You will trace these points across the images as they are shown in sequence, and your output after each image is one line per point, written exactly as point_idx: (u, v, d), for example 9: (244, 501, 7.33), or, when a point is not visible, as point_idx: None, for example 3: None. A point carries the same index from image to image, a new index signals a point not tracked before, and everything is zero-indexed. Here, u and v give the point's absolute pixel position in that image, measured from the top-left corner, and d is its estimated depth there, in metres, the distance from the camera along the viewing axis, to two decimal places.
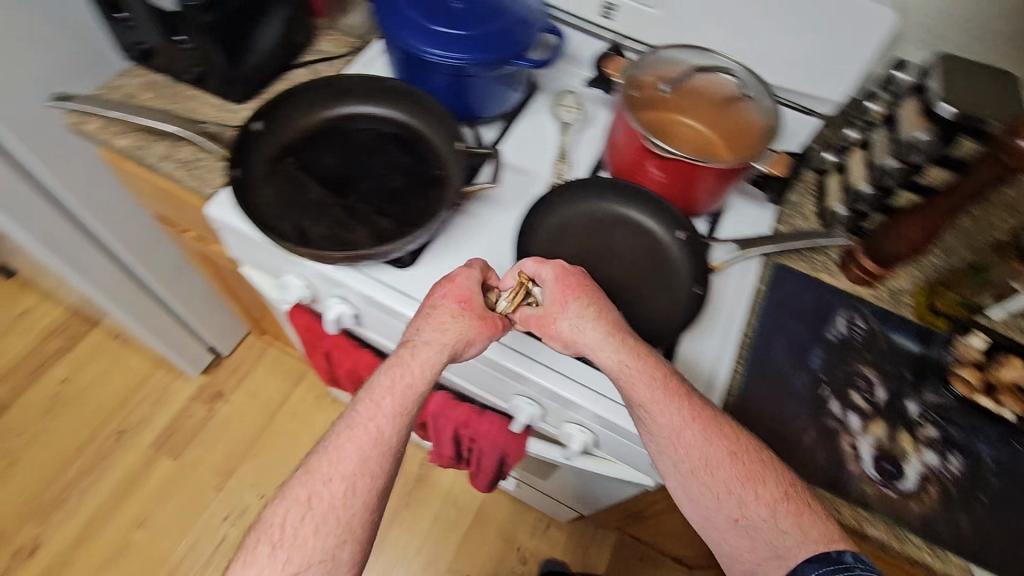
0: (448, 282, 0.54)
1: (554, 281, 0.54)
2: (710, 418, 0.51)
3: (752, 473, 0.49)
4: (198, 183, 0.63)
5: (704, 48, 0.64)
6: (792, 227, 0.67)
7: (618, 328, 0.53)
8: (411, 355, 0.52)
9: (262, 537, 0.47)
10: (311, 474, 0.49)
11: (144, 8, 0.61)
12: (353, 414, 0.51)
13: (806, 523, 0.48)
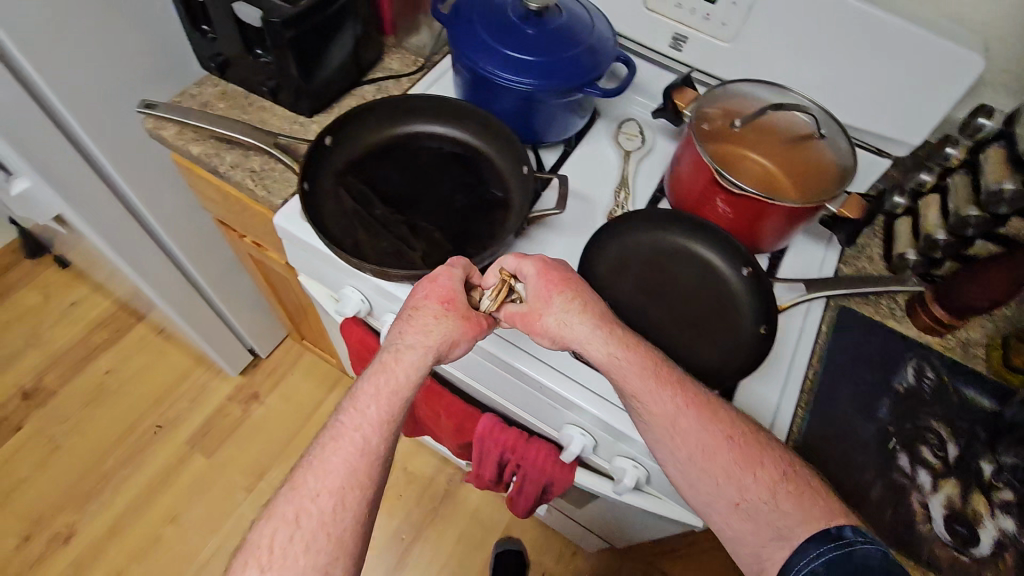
0: (429, 281, 0.52)
1: (535, 278, 0.54)
2: (705, 408, 0.50)
3: (746, 455, 0.49)
4: (268, 193, 0.64)
5: (776, 85, 0.64)
6: (856, 268, 0.67)
7: (604, 319, 0.52)
8: (394, 360, 0.49)
9: (250, 560, 0.44)
10: (296, 490, 0.46)
11: (227, 22, 0.63)
12: (335, 423, 0.48)
13: (808, 501, 0.47)
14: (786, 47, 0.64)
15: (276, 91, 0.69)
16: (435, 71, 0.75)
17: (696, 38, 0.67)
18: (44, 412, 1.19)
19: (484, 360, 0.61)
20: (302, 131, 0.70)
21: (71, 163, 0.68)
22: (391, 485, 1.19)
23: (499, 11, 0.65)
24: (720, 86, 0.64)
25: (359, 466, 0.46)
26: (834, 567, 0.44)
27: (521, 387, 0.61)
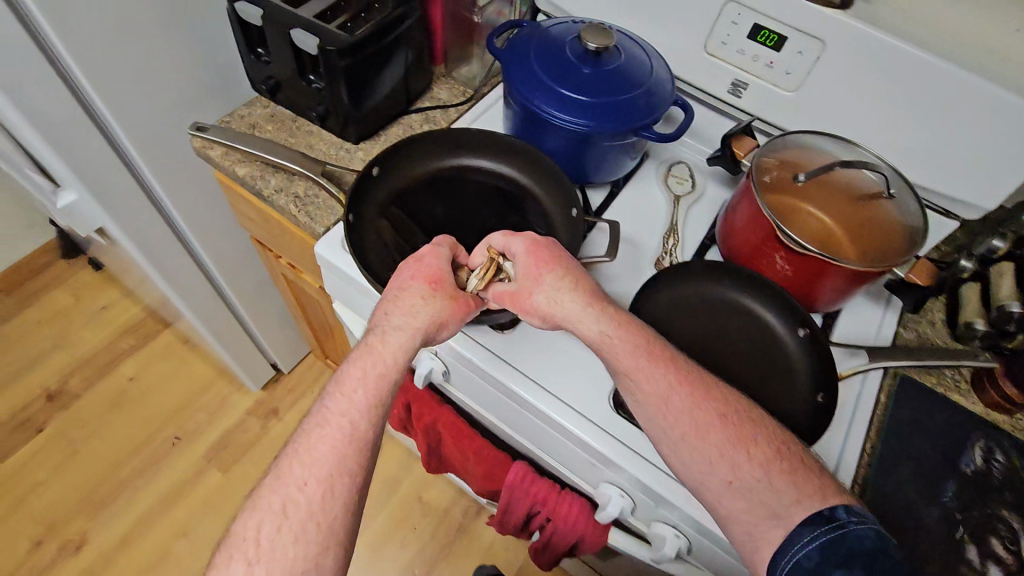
0: (415, 263, 0.52)
1: (524, 255, 0.52)
2: (697, 391, 0.48)
3: (738, 433, 0.46)
4: (311, 220, 0.63)
5: (842, 140, 0.62)
6: (918, 333, 0.64)
7: (594, 297, 0.51)
8: (381, 342, 0.49)
9: (235, 554, 0.41)
10: (283, 479, 0.43)
11: (284, 48, 0.63)
12: (321, 406, 0.46)
13: (801, 480, 0.44)
14: (853, 100, 0.62)
15: (325, 117, 0.68)
16: (484, 103, 0.74)
17: (757, 86, 0.66)
18: (67, 415, 1.19)
19: (521, 408, 0.58)
20: (347, 158, 0.69)
21: (118, 178, 0.68)
22: (404, 513, 1.16)
23: (555, 48, 0.63)
24: (782, 137, 0.63)
25: (345, 449, 0.45)
26: (828, 552, 0.41)
27: (558, 438, 0.58)
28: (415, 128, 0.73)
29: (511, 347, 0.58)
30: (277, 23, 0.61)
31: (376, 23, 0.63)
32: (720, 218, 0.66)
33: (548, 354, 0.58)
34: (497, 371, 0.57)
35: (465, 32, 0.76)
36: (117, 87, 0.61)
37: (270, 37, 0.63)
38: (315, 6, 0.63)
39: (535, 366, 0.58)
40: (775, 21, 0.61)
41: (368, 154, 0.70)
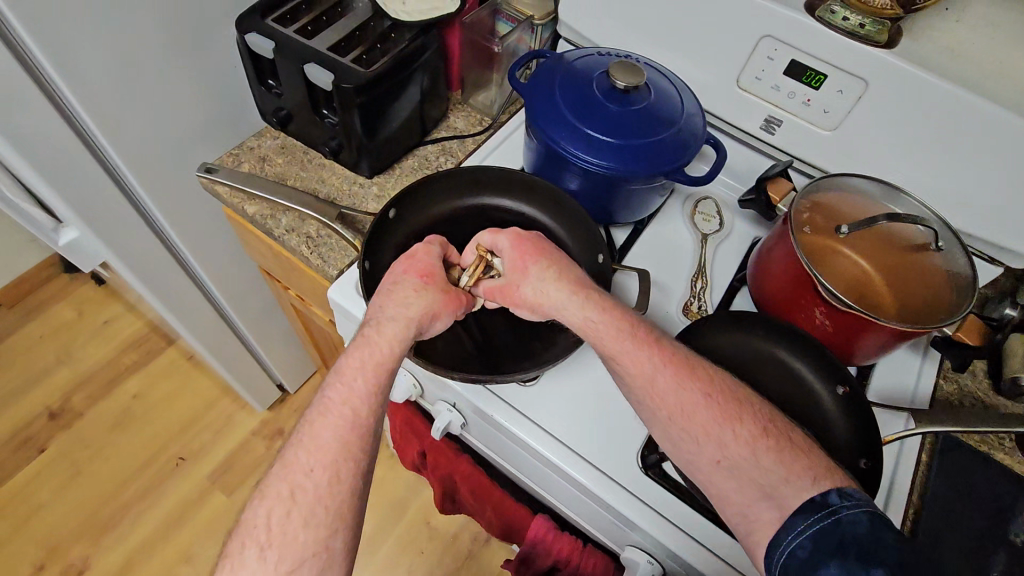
0: (407, 259, 0.53)
1: (511, 251, 0.54)
2: (683, 373, 0.47)
3: (722, 412, 0.45)
4: (323, 263, 0.60)
5: (885, 185, 0.59)
6: (958, 386, 0.62)
7: (581, 284, 0.51)
8: (377, 330, 0.47)
9: (246, 543, 0.40)
10: (288, 468, 0.42)
11: (298, 81, 0.60)
12: (324, 392, 0.45)
13: (790, 459, 0.43)
14: (898, 142, 0.58)
15: (337, 150, 0.65)
16: (502, 133, 0.71)
17: (793, 123, 0.62)
18: (70, 434, 1.17)
19: (544, 466, 0.56)
20: (361, 194, 0.66)
21: (124, 212, 0.65)
22: (411, 538, 1.14)
23: (580, 83, 0.60)
24: (819, 181, 0.60)
25: (347, 436, 0.43)
26: (821, 541, 0.39)
27: (582, 498, 0.55)
28: (431, 160, 0.70)
29: (535, 403, 0.56)
30: (288, 56, 0.58)
31: (394, 57, 0.60)
32: (751, 262, 0.63)
33: (574, 410, 0.55)
34: (520, 429, 0.54)
35: (484, 59, 0.73)
36: (126, 122, 0.58)
37: (282, 69, 0.60)
38: (330, 37, 0.61)
39: (559, 423, 0.55)
40: (814, 57, 0.58)
41: (384, 189, 0.67)
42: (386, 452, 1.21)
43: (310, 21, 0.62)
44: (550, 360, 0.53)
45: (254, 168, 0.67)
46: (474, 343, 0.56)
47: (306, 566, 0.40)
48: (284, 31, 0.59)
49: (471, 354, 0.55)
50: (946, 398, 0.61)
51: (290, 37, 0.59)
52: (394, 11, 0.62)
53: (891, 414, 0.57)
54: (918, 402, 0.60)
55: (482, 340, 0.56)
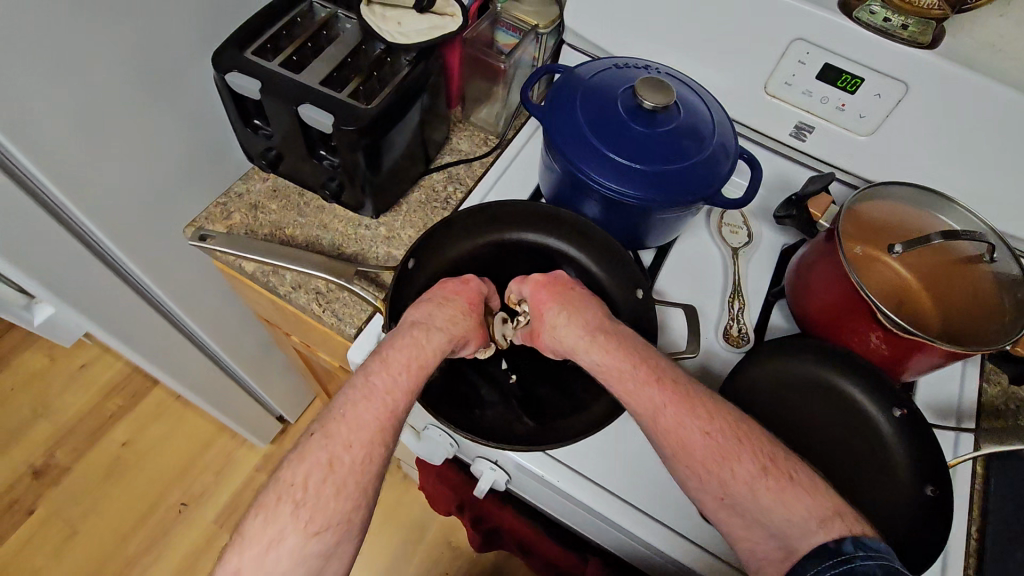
0: (460, 282, 0.52)
1: (531, 295, 0.52)
2: (683, 412, 0.43)
3: (720, 451, 0.41)
4: (339, 321, 0.55)
5: (930, 192, 0.55)
6: (1001, 388, 0.61)
7: (591, 328, 0.48)
8: (426, 335, 0.47)
9: (279, 497, 0.39)
10: (329, 437, 0.41)
11: (289, 120, 0.53)
12: (367, 371, 0.45)
13: (790, 501, 0.39)
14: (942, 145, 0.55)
15: (339, 192, 0.59)
16: (506, 157, 0.66)
17: (825, 130, 0.59)
18: (59, 491, 1.09)
19: (599, 521, 0.53)
20: (367, 237, 0.61)
21: (105, 279, 0.58)
22: (432, 559, 1.11)
23: (601, 103, 0.55)
24: (861, 192, 0.56)
25: (385, 424, 0.43)
26: None
27: (641, 548, 0.53)
28: (439, 190, 0.65)
29: (586, 458, 0.52)
30: (275, 96, 0.51)
31: (397, 89, 0.54)
32: (788, 277, 0.61)
33: (627, 462, 0.52)
34: (575, 489, 0.50)
35: (485, 72, 0.68)
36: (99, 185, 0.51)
37: (269, 108, 0.53)
38: (320, 69, 0.54)
39: (613, 477, 0.51)
40: (847, 60, 0.54)
41: (391, 229, 0.62)
42: (398, 472, 1.17)
43: (295, 51, 0.55)
44: (607, 416, 0.50)
45: (245, 218, 0.60)
46: (517, 402, 0.52)
47: (330, 534, 0.39)
48: (268, 66, 0.53)
49: (515, 415, 0.51)
50: (990, 404, 0.60)
51: (276, 73, 0.52)
52: (388, 35, 0.55)
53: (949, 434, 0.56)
54: (964, 410, 0.58)
55: (524, 398, 0.53)
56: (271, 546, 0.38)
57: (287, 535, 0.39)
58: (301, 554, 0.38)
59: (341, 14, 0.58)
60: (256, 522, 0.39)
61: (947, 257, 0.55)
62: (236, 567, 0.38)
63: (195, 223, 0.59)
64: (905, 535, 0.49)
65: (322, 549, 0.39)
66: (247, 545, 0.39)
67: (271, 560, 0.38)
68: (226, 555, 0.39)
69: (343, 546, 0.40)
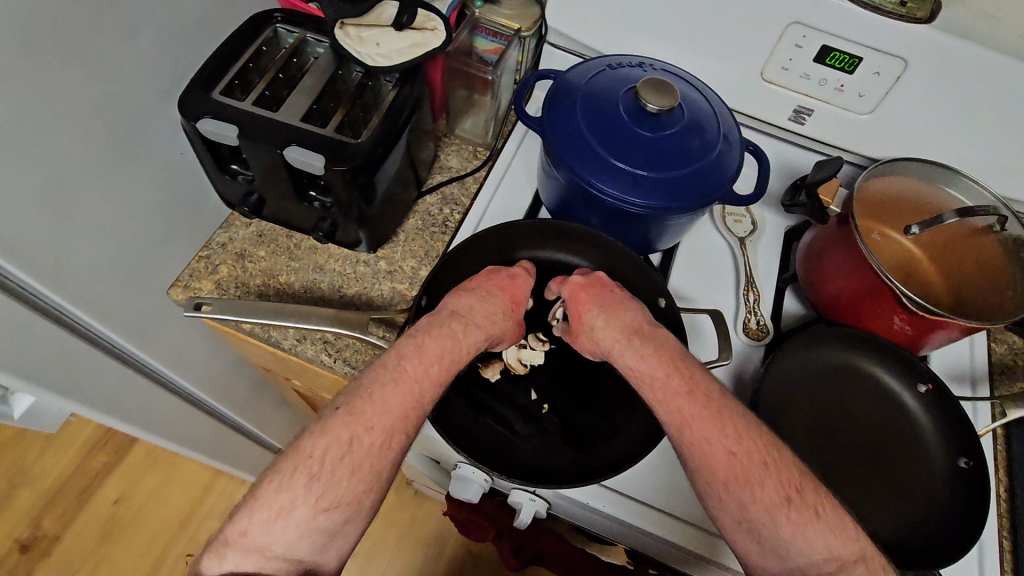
0: (505, 276, 0.49)
1: (569, 297, 0.50)
2: (712, 426, 0.40)
3: (746, 472, 0.39)
4: (352, 370, 0.52)
5: (940, 165, 0.55)
6: (1009, 346, 0.62)
7: (628, 331, 0.46)
8: (463, 329, 0.44)
9: (295, 464, 0.37)
10: (354, 415, 0.38)
11: (271, 158, 0.48)
12: (401, 354, 0.42)
13: (812, 537, 0.37)
14: (940, 116, 0.55)
15: (332, 231, 0.55)
16: (496, 172, 0.64)
17: (824, 110, 0.59)
18: (53, 562, 1.03)
19: (646, 537, 0.51)
20: (368, 273, 0.57)
21: (104, 364, 0.52)
22: (459, 569, 1.09)
23: (601, 108, 0.53)
24: (871, 170, 0.56)
25: (412, 414, 0.40)
26: None
27: (691, 558, 0.51)
28: (434, 214, 0.61)
29: (628, 478, 0.50)
30: (255, 138, 0.47)
31: (384, 115, 0.50)
32: (799, 262, 0.60)
33: (671, 475, 0.51)
34: (622, 512, 0.49)
35: (467, 81, 0.65)
36: (84, 268, 0.46)
37: (248, 152, 0.49)
38: (299, 104, 0.50)
39: (659, 493, 0.50)
40: (846, 40, 0.53)
41: (392, 261, 0.58)
42: (409, 490, 1.13)
43: (267, 85, 0.52)
44: (646, 436, 0.49)
45: (233, 269, 0.56)
46: (553, 433, 0.50)
47: (339, 513, 0.37)
48: (241, 105, 0.48)
49: (554, 446, 0.50)
50: (1000, 361, 0.61)
51: (251, 113, 0.48)
52: (368, 58, 0.51)
53: (971, 403, 0.57)
54: (978, 374, 0.60)
55: (559, 427, 0.51)
56: (279, 515, 0.36)
57: (297, 507, 0.37)
58: (308, 528, 0.37)
59: (310, 37, 0.54)
60: (270, 485, 0.37)
61: (958, 231, 0.55)
62: (244, 530, 0.37)
63: (181, 281, 0.55)
64: (946, 510, 0.50)
65: (329, 527, 0.37)
66: (257, 509, 0.37)
67: (278, 530, 0.36)
68: (235, 516, 0.38)
69: (350, 526, 0.38)
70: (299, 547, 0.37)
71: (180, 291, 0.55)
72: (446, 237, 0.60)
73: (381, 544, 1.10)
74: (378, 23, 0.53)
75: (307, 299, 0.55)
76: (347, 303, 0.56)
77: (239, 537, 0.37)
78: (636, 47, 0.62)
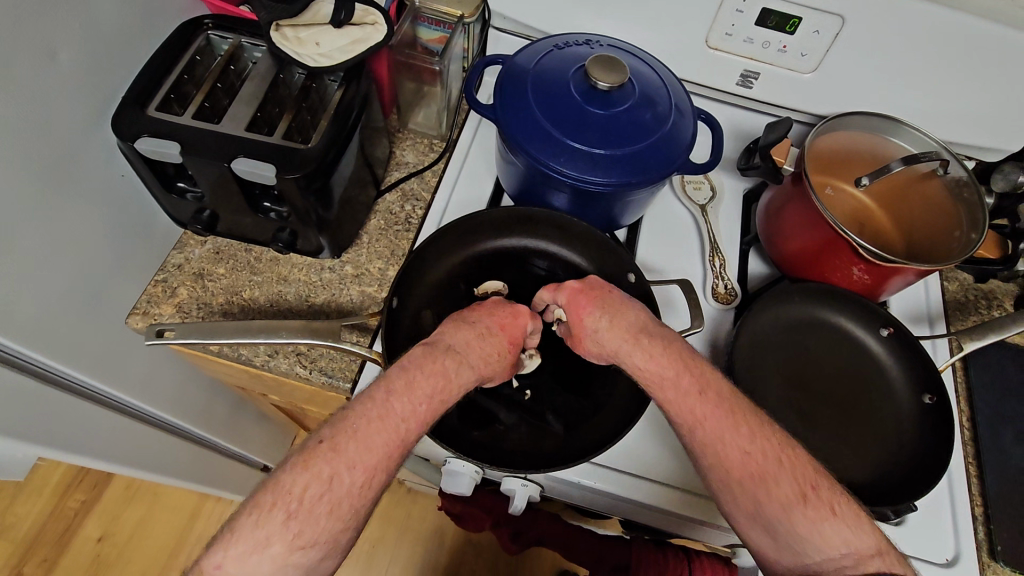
0: (510, 314, 0.49)
1: (567, 303, 0.50)
2: (725, 426, 0.42)
3: (760, 470, 0.40)
4: (330, 379, 0.51)
5: (881, 117, 0.58)
6: (959, 282, 0.65)
7: (634, 330, 0.46)
8: (456, 367, 0.44)
9: (274, 499, 0.36)
10: (337, 450, 0.38)
11: (219, 174, 0.46)
12: (390, 387, 0.41)
13: (827, 532, 0.38)
14: (878, 68, 0.57)
15: (292, 241, 0.54)
16: (455, 164, 0.63)
17: (769, 72, 0.60)
18: None
19: (640, 507, 0.52)
20: (335, 279, 0.56)
21: (67, 405, 0.50)
22: (460, 559, 1.10)
23: (552, 90, 0.52)
24: (819, 127, 0.57)
25: (394, 453, 0.40)
26: None
27: (686, 522, 0.52)
28: (396, 212, 0.60)
29: (618, 453, 0.51)
30: (200, 153, 0.45)
31: (333, 117, 0.49)
32: (759, 223, 0.61)
33: (658, 445, 0.52)
34: (614, 486, 0.50)
35: (414, 74, 0.63)
36: (32, 313, 0.43)
37: (192, 168, 0.47)
38: (243, 113, 0.48)
39: (649, 464, 0.51)
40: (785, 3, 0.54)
41: (358, 265, 0.57)
42: (401, 487, 1.13)
43: (206, 96, 0.50)
44: (628, 412, 0.50)
45: (193, 290, 0.54)
46: (537, 419, 0.51)
47: (316, 550, 0.37)
48: (180, 120, 0.46)
49: (540, 432, 0.50)
50: (953, 298, 0.64)
51: (192, 127, 0.46)
52: (310, 59, 0.50)
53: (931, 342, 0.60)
54: (934, 312, 0.62)
55: (542, 413, 0.51)
56: (255, 548, 0.35)
57: (273, 542, 0.35)
58: (283, 564, 0.35)
59: (245, 42, 0.53)
60: (240, 520, 0.36)
61: (906, 177, 0.57)
62: (218, 562, 0.35)
63: (139, 309, 0.53)
64: (918, 445, 0.52)
65: (306, 564, 0.36)
66: (234, 541, 0.36)
67: (253, 564, 0.35)
68: (211, 548, 0.36)
69: (326, 563, 0.38)
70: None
71: (139, 319, 0.53)
72: (411, 235, 0.59)
73: (379, 545, 1.09)
74: (316, 22, 0.52)
75: (275, 313, 0.54)
76: (316, 312, 0.54)
77: (213, 571, 0.35)
78: (582, 23, 0.62)
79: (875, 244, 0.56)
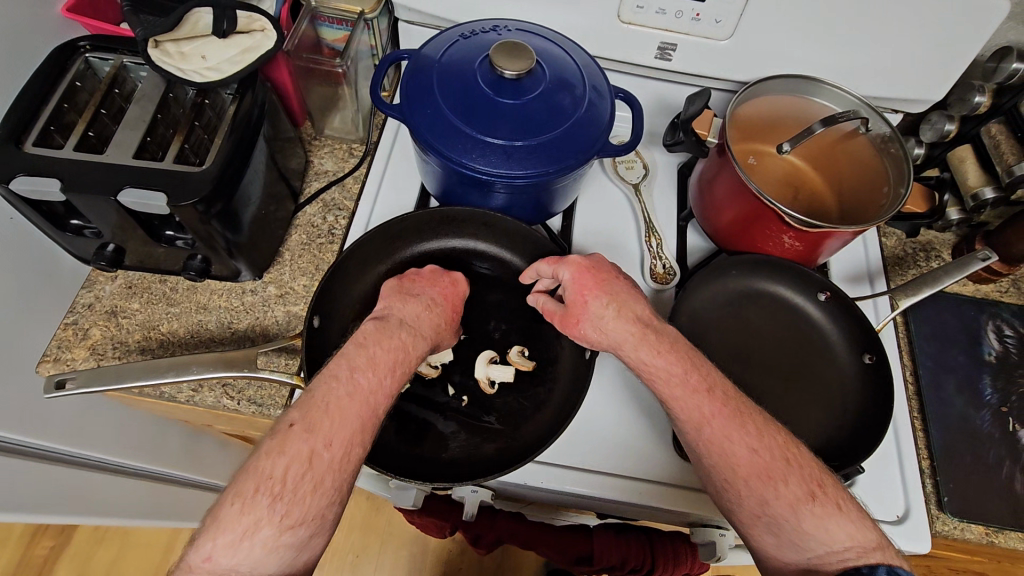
0: (449, 283, 0.51)
1: (572, 279, 0.49)
2: (732, 426, 0.41)
3: (768, 469, 0.39)
4: (259, 408, 0.49)
5: (802, 78, 0.57)
6: (896, 237, 0.65)
7: (641, 322, 0.46)
8: (413, 341, 0.45)
9: (255, 485, 0.34)
10: (312, 430, 0.36)
11: (111, 207, 0.44)
12: (352, 364, 0.41)
13: (832, 527, 0.38)
14: (793, 29, 0.56)
15: (207, 268, 0.51)
16: (377, 166, 0.61)
17: (686, 43, 0.59)
18: None
19: (595, 501, 0.51)
20: (258, 302, 0.54)
21: None
22: (448, 560, 1.09)
23: (459, 83, 0.50)
24: (741, 94, 0.56)
25: (367, 426, 0.39)
26: None
27: (643, 510, 0.51)
28: (318, 224, 0.58)
29: (566, 451, 0.50)
30: (86, 188, 0.42)
31: (229, 129, 0.46)
32: (694, 198, 0.60)
33: (603, 438, 0.51)
34: (562, 485, 0.48)
35: (323, 78, 0.59)
36: None
37: (82, 207, 0.44)
38: (129, 138, 0.45)
39: (598, 458, 0.50)
40: None
41: (282, 284, 0.55)
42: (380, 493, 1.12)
43: (89, 125, 0.47)
44: (566, 409, 0.50)
45: (107, 329, 0.52)
46: (478, 426, 0.49)
47: (305, 529, 0.35)
48: (61, 153, 0.43)
49: (480, 438, 0.49)
50: (891, 253, 0.65)
51: (76, 160, 0.43)
52: (196, 74, 0.47)
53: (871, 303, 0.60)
54: (873, 270, 0.62)
55: (482, 420, 0.50)
56: (244, 535, 0.33)
57: (262, 526, 0.34)
58: (275, 547, 0.34)
59: (128, 62, 0.50)
60: (231, 508, 0.34)
61: (832, 138, 0.56)
62: (208, 554, 0.33)
63: (49, 355, 0.51)
64: (863, 401, 0.52)
65: (296, 542, 0.35)
66: (221, 530, 0.33)
67: (243, 552, 0.33)
68: (198, 539, 0.34)
69: (316, 540, 0.36)
70: (267, 565, 0.34)
71: (50, 367, 0.50)
72: (336, 246, 0.57)
73: (364, 554, 1.09)
74: (196, 35, 0.49)
75: (197, 344, 0.52)
76: (241, 338, 0.52)
77: (202, 565, 0.33)
78: (491, 9, 0.59)
79: (804, 210, 0.55)
